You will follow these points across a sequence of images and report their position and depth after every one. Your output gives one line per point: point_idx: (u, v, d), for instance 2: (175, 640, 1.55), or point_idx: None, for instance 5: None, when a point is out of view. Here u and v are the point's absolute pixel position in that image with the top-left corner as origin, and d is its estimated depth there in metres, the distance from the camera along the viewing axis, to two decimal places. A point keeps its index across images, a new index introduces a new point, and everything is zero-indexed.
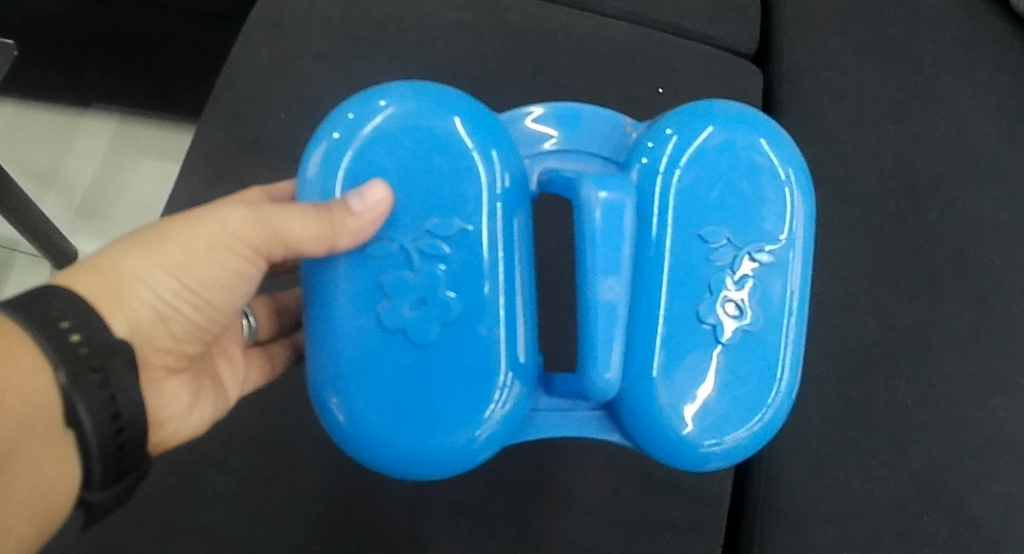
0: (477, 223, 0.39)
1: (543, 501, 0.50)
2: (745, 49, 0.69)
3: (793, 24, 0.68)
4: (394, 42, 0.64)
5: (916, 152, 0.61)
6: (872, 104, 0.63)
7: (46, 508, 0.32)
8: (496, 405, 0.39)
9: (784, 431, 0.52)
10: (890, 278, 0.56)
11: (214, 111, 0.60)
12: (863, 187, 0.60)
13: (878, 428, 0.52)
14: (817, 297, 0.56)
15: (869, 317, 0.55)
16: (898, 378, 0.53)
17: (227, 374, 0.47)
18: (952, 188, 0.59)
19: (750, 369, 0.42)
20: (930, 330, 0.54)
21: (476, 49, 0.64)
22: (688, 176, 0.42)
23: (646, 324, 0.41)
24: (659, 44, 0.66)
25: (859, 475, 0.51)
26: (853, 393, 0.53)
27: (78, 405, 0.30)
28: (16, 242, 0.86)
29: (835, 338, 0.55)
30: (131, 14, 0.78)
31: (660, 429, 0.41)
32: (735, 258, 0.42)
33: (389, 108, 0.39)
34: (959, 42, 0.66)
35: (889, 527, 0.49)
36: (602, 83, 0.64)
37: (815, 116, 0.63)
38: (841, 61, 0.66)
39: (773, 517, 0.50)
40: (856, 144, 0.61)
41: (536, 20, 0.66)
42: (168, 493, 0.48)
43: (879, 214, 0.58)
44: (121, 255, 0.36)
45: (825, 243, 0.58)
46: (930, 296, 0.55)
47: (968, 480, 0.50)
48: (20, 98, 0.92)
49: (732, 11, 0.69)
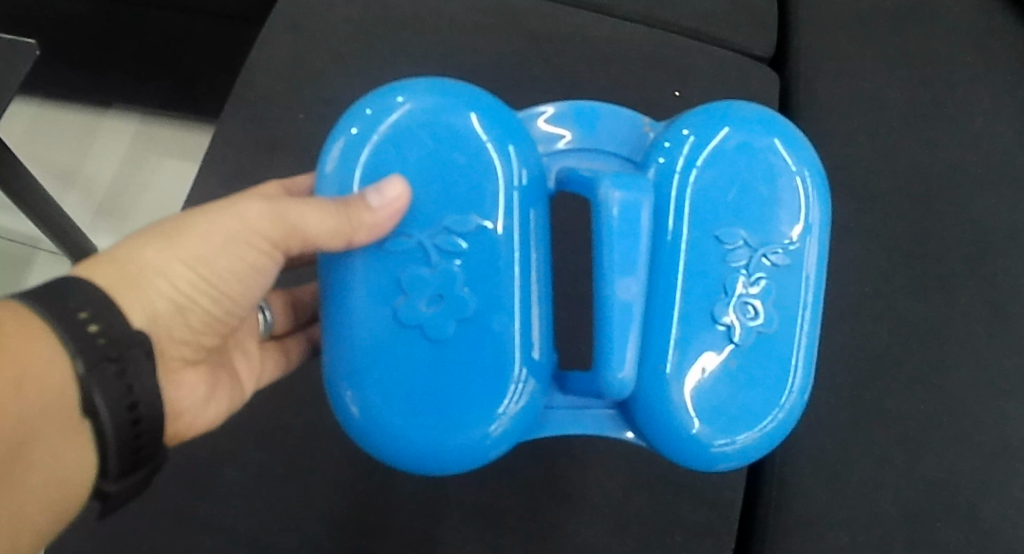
0: (494, 220, 0.39)
1: (555, 500, 0.50)
2: (761, 53, 0.68)
3: (812, 25, 0.68)
4: (412, 41, 0.64)
5: (937, 152, 0.60)
6: (890, 106, 0.62)
7: (63, 500, 0.32)
8: (510, 401, 0.39)
9: (800, 434, 0.52)
10: (906, 281, 0.55)
11: (234, 111, 0.61)
12: (881, 189, 0.59)
13: (894, 433, 0.51)
14: (835, 300, 0.55)
15: (886, 320, 0.54)
16: (915, 383, 0.52)
17: (243, 368, 0.48)
18: (968, 192, 0.58)
19: (763, 370, 0.41)
20: (949, 331, 0.54)
21: (492, 49, 0.64)
22: (705, 176, 0.42)
23: (660, 323, 0.40)
24: (677, 47, 0.66)
25: (875, 480, 0.50)
26: (869, 396, 0.52)
27: (95, 395, 0.31)
28: (38, 240, 0.87)
29: (853, 342, 0.54)
30: (153, 15, 0.80)
31: (671, 428, 0.40)
32: (750, 260, 0.41)
33: (407, 105, 0.40)
34: (976, 45, 0.65)
35: (904, 533, 0.49)
36: (619, 84, 0.64)
37: (835, 117, 0.62)
38: (862, 60, 0.65)
39: (787, 520, 0.50)
40: (874, 146, 0.61)
41: (553, 22, 0.66)
42: (184, 487, 0.48)
43: (897, 216, 0.58)
44: (140, 247, 0.36)
45: (843, 245, 0.57)
46: (949, 297, 0.54)
47: (983, 486, 0.50)
48: (43, 97, 0.94)
49: (750, 13, 0.69)
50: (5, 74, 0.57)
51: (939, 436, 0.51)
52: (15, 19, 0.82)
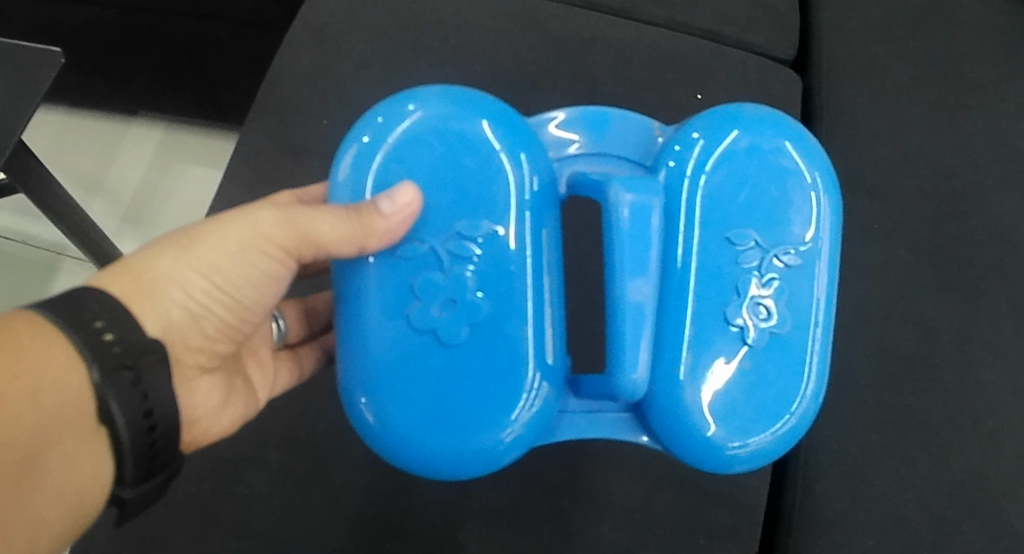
0: (505, 226, 0.39)
1: (577, 503, 0.50)
2: (783, 55, 0.67)
3: (835, 24, 0.66)
4: (431, 49, 0.64)
5: (960, 151, 0.58)
6: (913, 106, 0.61)
7: (80, 505, 0.33)
8: (523, 407, 0.39)
9: (821, 440, 0.50)
10: (930, 284, 0.54)
11: (255, 120, 0.61)
12: (902, 191, 0.57)
13: (915, 437, 0.50)
14: (861, 304, 0.54)
15: (908, 324, 0.53)
16: (935, 389, 0.51)
17: (257, 375, 0.48)
18: (991, 194, 0.57)
19: (777, 372, 0.40)
20: (975, 332, 0.52)
21: (510, 56, 0.64)
22: (715, 178, 0.41)
23: (673, 325, 0.40)
24: (697, 51, 0.65)
25: (896, 484, 0.49)
26: (890, 402, 0.51)
27: (111, 402, 0.31)
28: (65, 247, 0.89)
29: (876, 347, 0.52)
30: (178, 23, 0.81)
31: (686, 430, 0.39)
32: (762, 260, 0.41)
33: (418, 112, 0.40)
34: (1002, 44, 0.63)
35: (926, 537, 0.47)
36: (639, 88, 0.63)
37: (861, 117, 0.61)
38: (889, 59, 0.63)
39: (810, 526, 0.49)
40: (897, 146, 0.59)
41: (572, 27, 0.65)
42: (207, 491, 0.49)
43: (920, 218, 0.56)
44: (154, 257, 0.36)
45: (866, 247, 0.56)
46: (971, 301, 0.53)
47: (1006, 490, 0.48)
48: (69, 106, 0.96)
49: (774, 14, 0.68)
50: (34, 87, 0.58)
51: (963, 439, 0.50)
52: (40, 27, 0.84)
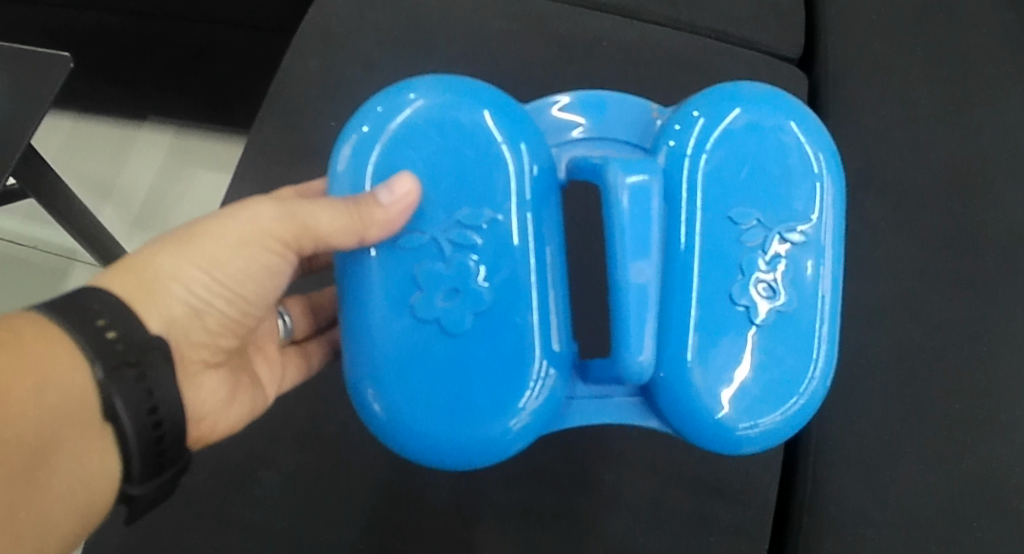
0: (506, 213, 0.39)
1: (588, 499, 0.50)
2: (789, 53, 0.66)
3: (841, 15, 0.65)
4: (433, 55, 0.64)
5: (971, 136, 0.57)
6: (921, 94, 0.60)
7: (88, 501, 0.33)
8: (530, 394, 0.38)
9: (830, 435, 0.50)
10: (942, 273, 0.53)
11: (261, 127, 0.61)
12: (910, 180, 0.57)
13: (929, 429, 0.49)
14: (871, 296, 0.53)
15: (922, 315, 0.52)
16: (949, 380, 0.50)
17: (264, 372, 0.48)
18: (1005, 179, 0.55)
19: (786, 351, 0.40)
20: (992, 320, 0.51)
21: (513, 58, 0.64)
22: (715, 157, 0.41)
23: (679, 307, 0.39)
24: (703, 45, 0.65)
25: (911, 476, 0.48)
26: (903, 394, 0.50)
27: (115, 399, 0.31)
28: (76, 251, 0.90)
29: (887, 340, 0.52)
30: (186, 29, 0.82)
31: (694, 413, 0.39)
32: (766, 239, 0.40)
33: (418, 101, 0.39)
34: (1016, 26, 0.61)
35: (943, 531, 0.46)
36: (643, 85, 0.63)
37: (868, 107, 0.60)
38: (896, 47, 0.62)
39: (822, 522, 0.48)
40: (905, 136, 0.58)
41: (575, 26, 0.65)
42: (218, 492, 0.49)
43: (929, 206, 0.55)
44: (156, 254, 0.37)
45: (875, 239, 0.55)
46: (986, 290, 0.52)
47: None
48: (78, 111, 0.96)
49: (779, 9, 0.67)
50: (40, 92, 0.59)
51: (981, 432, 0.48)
52: (48, 32, 0.84)
